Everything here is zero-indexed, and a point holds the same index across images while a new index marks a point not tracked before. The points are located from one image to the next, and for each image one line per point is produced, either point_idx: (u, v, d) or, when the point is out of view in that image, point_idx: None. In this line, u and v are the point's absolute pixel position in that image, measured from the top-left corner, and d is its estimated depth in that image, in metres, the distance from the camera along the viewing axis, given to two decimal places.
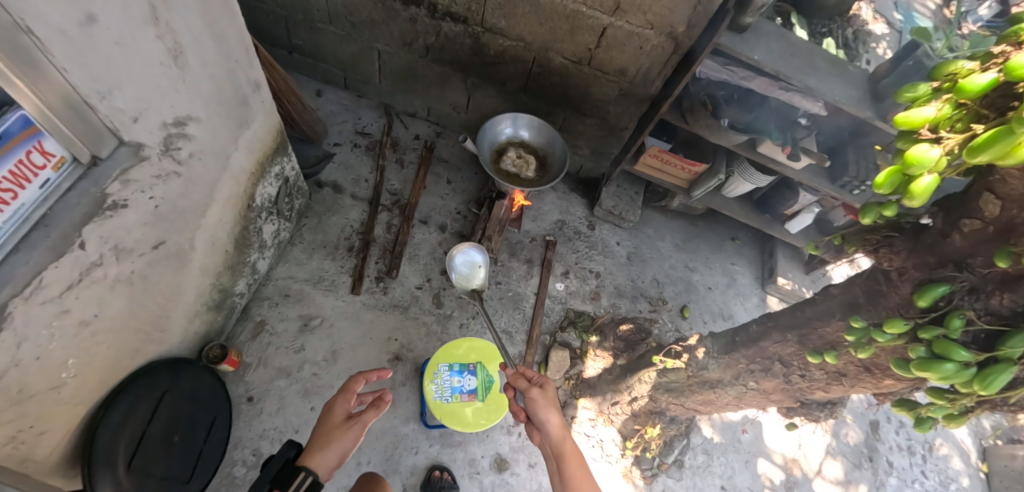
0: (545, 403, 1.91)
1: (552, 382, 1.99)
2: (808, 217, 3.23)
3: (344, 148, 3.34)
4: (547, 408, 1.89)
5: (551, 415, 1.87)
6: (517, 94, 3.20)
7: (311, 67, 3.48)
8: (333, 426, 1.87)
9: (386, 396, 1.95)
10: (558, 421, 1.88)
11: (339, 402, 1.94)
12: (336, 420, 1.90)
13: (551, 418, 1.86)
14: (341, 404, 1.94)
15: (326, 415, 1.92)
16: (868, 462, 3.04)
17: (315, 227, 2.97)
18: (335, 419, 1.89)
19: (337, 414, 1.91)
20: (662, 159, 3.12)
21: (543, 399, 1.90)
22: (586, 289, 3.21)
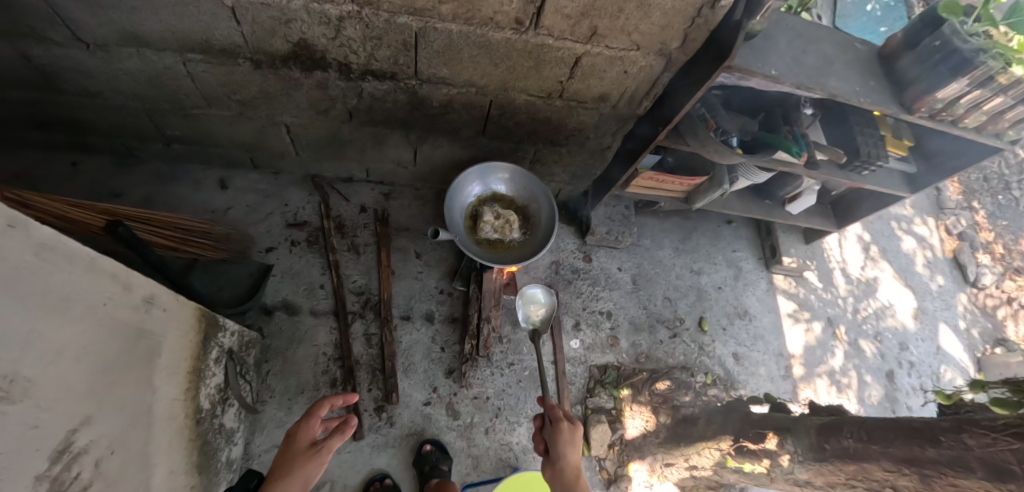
0: (569, 437, 1.91)
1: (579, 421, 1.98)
2: (811, 198, 2.98)
3: (282, 250, 2.72)
4: (569, 440, 1.90)
5: (573, 452, 1.88)
6: (476, 139, 2.58)
7: (205, 155, 2.80)
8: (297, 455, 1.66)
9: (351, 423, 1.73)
10: (577, 457, 1.88)
11: (307, 429, 1.72)
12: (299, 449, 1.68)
13: (570, 452, 1.87)
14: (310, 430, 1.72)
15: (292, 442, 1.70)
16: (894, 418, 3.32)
17: (283, 371, 2.45)
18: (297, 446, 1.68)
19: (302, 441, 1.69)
20: (657, 180, 2.69)
21: (568, 434, 1.91)
22: (602, 337, 2.89)
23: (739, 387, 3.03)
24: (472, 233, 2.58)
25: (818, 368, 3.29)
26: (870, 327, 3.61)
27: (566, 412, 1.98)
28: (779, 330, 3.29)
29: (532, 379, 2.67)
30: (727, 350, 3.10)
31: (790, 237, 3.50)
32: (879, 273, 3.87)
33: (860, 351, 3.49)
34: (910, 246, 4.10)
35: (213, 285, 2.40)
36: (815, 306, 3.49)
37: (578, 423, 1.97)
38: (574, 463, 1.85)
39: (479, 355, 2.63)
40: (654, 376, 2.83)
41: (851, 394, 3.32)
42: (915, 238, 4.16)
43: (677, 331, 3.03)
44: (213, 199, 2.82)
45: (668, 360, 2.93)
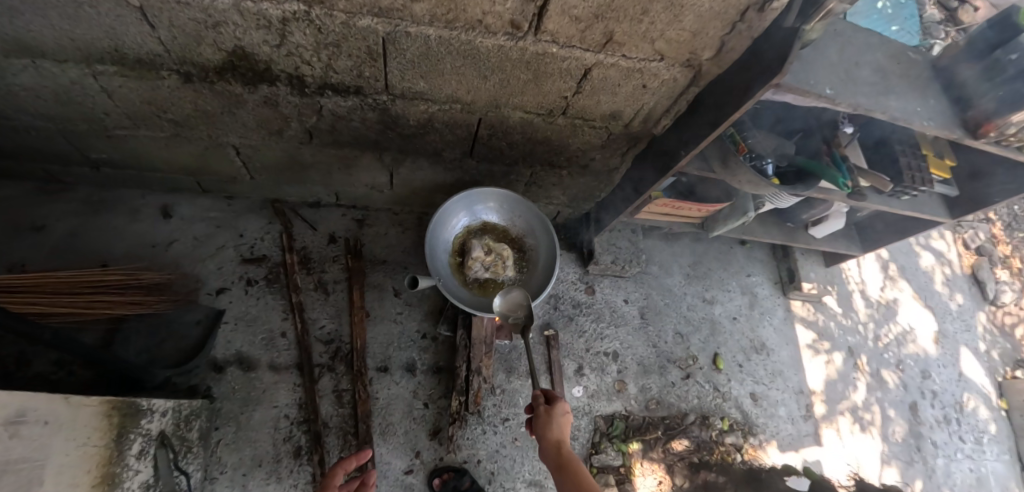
0: (547, 422, 1.61)
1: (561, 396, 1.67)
2: (838, 222, 2.69)
3: (236, 291, 2.31)
4: (547, 426, 1.60)
5: (553, 434, 1.58)
6: (463, 161, 2.18)
7: (144, 180, 2.38)
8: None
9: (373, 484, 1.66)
10: (560, 439, 1.58)
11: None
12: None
13: (550, 437, 1.58)
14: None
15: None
16: (919, 457, 3.05)
17: (236, 440, 2.07)
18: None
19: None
20: (672, 206, 2.34)
21: (545, 419, 1.62)
22: (608, 381, 2.55)
23: (759, 432, 2.71)
24: (459, 272, 2.19)
25: (840, 404, 3.00)
26: (892, 355, 3.34)
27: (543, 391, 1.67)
28: (799, 364, 2.98)
29: (529, 436, 2.34)
30: (745, 389, 2.78)
31: (809, 260, 3.19)
32: (899, 294, 3.60)
33: (883, 382, 3.22)
34: (928, 263, 3.83)
35: (149, 342, 2.00)
36: (835, 334, 3.20)
37: (557, 400, 1.66)
38: (557, 446, 1.56)
39: (469, 412, 2.28)
40: (669, 432, 2.51)
41: (875, 431, 3.03)
42: (933, 253, 3.89)
43: (690, 371, 2.70)
44: (155, 230, 2.38)
45: (681, 405, 2.60)
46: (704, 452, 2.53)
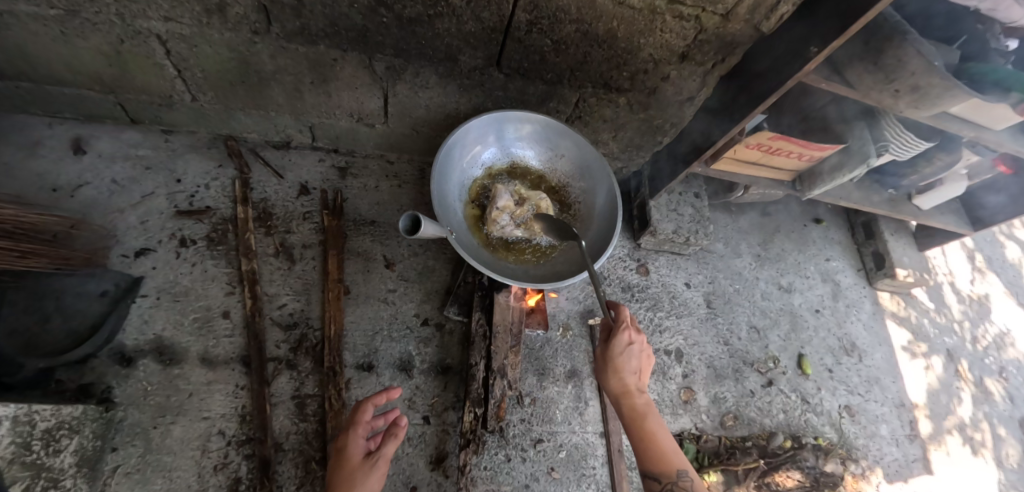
0: (609, 365, 1.24)
1: (624, 327, 1.22)
2: (953, 187, 2.06)
3: (163, 254, 1.64)
4: (608, 370, 1.24)
5: (618, 380, 1.24)
6: (487, 74, 1.57)
7: (45, 99, 1.65)
8: (356, 472, 1.15)
9: (398, 424, 1.22)
10: (627, 381, 1.23)
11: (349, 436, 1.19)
12: (355, 469, 1.15)
13: (615, 383, 1.24)
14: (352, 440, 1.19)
15: (343, 458, 1.17)
16: None
17: (142, 468, 1.39)
18: (348, 463, 1.16)
19: (354, 456, 1.17)
20: (770, 149, 1.71)
21: (605, 364, 1.25)
22: (672, 389, 1.90)
23: (860, 457, 2.04)
24: (479, 228, 1.55)
25: (945, 421, 2.24)
26: (993, 361, 2.51)
27: (606, 317, 1.24)
28: (896, 370, 2.29)
29: (570, 465, 1.67)
30: (838, 401, 2.12)
31: (900, 242, 2.47)
32: (989, 289, 2.76)
33: (990, 395, 2.40)
34: (1015, 256, 2.96)
35: (27, 320, 1.37)
36: (930, 335, 2.46)
37: (618, 335, 1.23)
38: (626, 392, 1.23)
39: (487, 430, 1.62)
40: (772, 461, 1.86)
41: (988, 456, 2.22)
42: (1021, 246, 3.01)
43: (771, 377, 2.06)
44: (60, 168, 1.67)
45: (765, 422, 1.96)
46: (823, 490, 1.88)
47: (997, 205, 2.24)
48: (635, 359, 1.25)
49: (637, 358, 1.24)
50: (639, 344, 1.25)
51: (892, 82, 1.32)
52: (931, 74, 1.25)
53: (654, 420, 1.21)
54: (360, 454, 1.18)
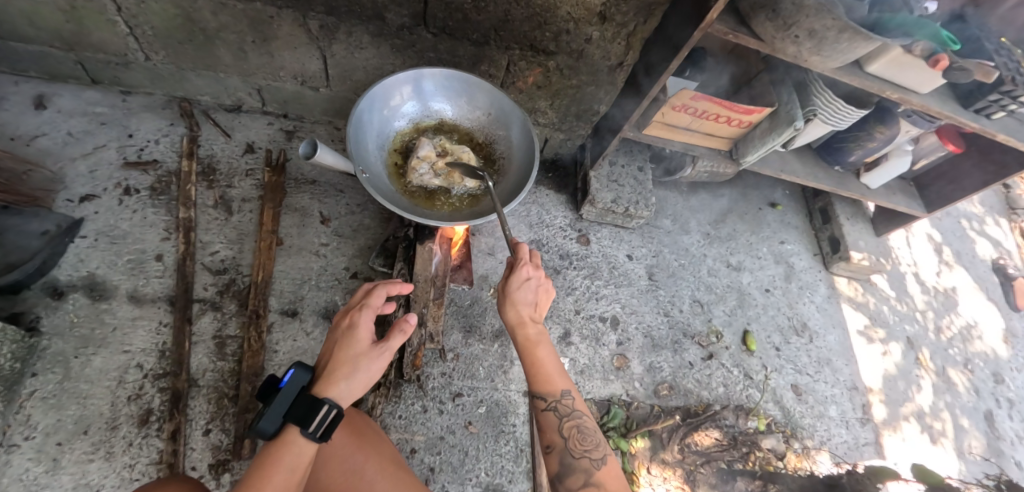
0: (507, 298, 1.23)
1: (522, 264, 1.20)
2: (896, 163, 2.08)
3: (106, 200, 1.72)
4: (505, 302, 1.22)
5: (515, 312, 1.22)
6: (416, 33, 1.66)
7: (11, 57, 1.78)
8: (356, 352, 1.07)
9: (408, 316, 1.11)
10: (522, 313, 1.23)
11: (357, 316, 1.13)
12: (357, 350, 1.07)
13: (511, 315, 1.23)
14: (362, 320, 1.13)
15: (349, 336, 1.10)
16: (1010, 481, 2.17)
17: (58, 394, 1.44)
18: (353, 342, 1.09)
19: (362, 338, 1.09)
20: (694, 111, 1.75)
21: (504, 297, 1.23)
22: (606, 355, 1.89)
23: (805, 436, 1.99)
24: (400, 176, 1.60)
25: (902, 408, 2.21)
26: (958, 352, 2.48)
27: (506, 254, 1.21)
28: (850, 353, 2.25)
29: (489, 421, 1.65)
30: (784, 380, 2.07)
31: (855, 226, 2.46)
32: (957, 281, 2.71)
33: (952, 385, 2.38)
34: (987, 252, 2.90)
35: None
36: (889, 321, 2.44)
37: (516, 271, 1.22)
38: (520, 323, 1.22)
39: (404, 380, 1.62)
40: (693, 422, 1.83)
41: (948, 445, 2.20)
42: (993, 243, 2.95)
43: (712, 351, 2.03)
44: (21, 120, 1.79)
45: (702, 394, 1.92)
46: (743, 450, 1.84)
47: (951, 187, 2.21)
48: (531, 292, 1.25)
49: (534, 292, 1.24)
50: (537, 279, 1.24)
51: (791, 29, 1.35)
52: (823, 17, 1.28)
53: (544, 349, 1.22)
54: (366, 338, 1.10)
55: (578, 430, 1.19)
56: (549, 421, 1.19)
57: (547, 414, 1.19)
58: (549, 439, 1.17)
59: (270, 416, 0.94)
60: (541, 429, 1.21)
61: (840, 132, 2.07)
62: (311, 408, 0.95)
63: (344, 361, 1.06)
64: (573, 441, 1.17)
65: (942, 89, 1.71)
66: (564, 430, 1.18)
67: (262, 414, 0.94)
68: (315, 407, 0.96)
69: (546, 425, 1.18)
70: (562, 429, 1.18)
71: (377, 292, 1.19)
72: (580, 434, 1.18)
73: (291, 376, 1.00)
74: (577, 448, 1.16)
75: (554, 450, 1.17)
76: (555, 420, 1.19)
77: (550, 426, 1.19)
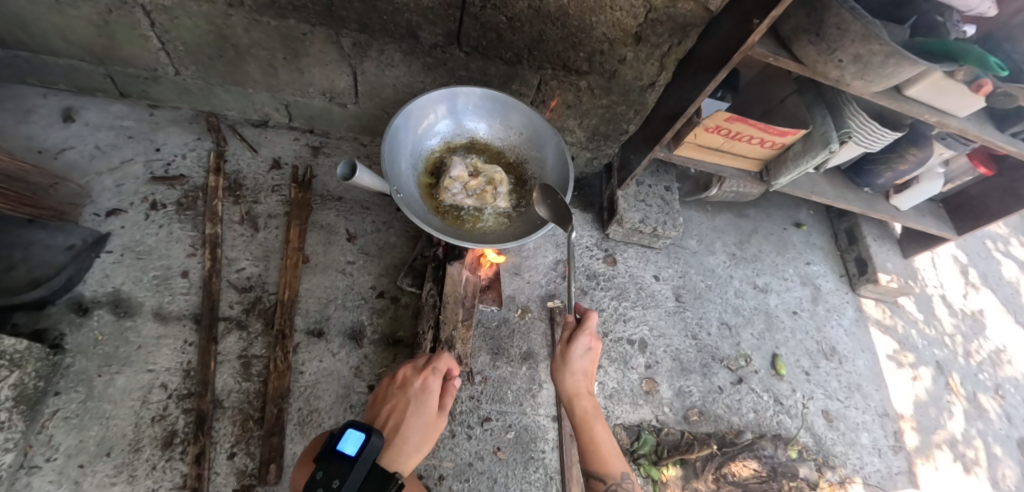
0: (565, 366, 1.29)
1: (585, 330, 1.29)
2: (929, 186, 2.05)
3: (133, 215, 1.70)
4: (563, 368, 1.29)
5: (572, 379, 1.28)
6: (448, 52, 1.65)
7: (41, 69, 1.78)
8: (425, 419, 1.23)
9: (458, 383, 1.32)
10: (579, 383, 1.29)
11: (428, 380, 1.28)
12: (425, 415, 1.23)
13: (568, 384, 1.29)
14: (430, 385, 1.28)
15: (419, 400, 1.24)
16: None
17: (81, 414, 1.40)
18: (421, 408, 1.23)
19: (429, 404, 1.25)
20: (728, 132, 1.73)
21: (561, 362, 1.29)
22: (634, 379, 1.84)
23: (837, 465, 1.93)
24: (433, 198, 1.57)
25: (934, 436, 2.15)
26: (988, 377, 2.43)
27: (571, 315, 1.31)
28: (880, 378, 2.21)
29: (518, 446, 1.61)
30: (815, 406, 2.02)
31: (883, 248, 2.42)
32: (984, 304, 2.67)
33: (983, 411, 2.32)
34: (1012, 274, 2.85)
35: None
36: (918, 346, 2.39)
37: (578, 336, 1.29)
38: (577, 393, 1.28)
39: None
40: (729, 451, 1.79)
41: (982, 474, 2.14)
42: (1018, 264, 2.91)
43: (741, 374, 1.98)
44: (49, 133, 1.78)
45: (733, 420, 1.88)
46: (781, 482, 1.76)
47: (981, 210, 2.18)
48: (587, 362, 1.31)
49: (587, 359, 1.30)
50: (593, 348, 1.31)
51: (834, 53, 1.33)
52: (869, 43, 1.27)
53: (598, 426, 1.25)
54: (434, 406, 1.26)
55: None
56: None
57: None
58: None
59: (348, 485, 0.96)
60: None
61: (871, 154, 2.04)
62: (388, 479, 1.02)
63: (414, 429, 1.21)
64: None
65: (980, 113, 1.69)
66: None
67: (339, 484, 0.95)
68: (389, 481, 1.02)
69: None
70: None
71: (444, 358, 1.35)
72: None
73: (369, 443, 1.01)
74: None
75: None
76: None
77: None
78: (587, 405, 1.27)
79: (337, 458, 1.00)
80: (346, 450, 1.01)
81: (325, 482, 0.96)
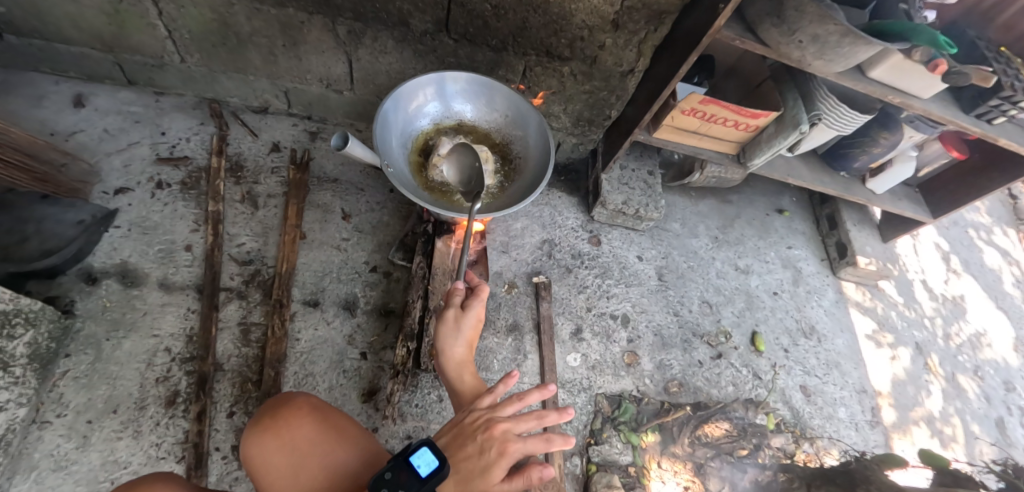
0: (449, 333, 1.22)
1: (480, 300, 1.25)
2: (902, 169, 2.14)
3: (139, 193, 1.80)
4: (451, 339, 1.22)
5: (457, 346, 1.23)
6: (437, 39, 1.75)
7: (54, 57, 1.89)
8: (480, 478, 0.90)
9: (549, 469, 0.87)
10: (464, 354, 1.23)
11: (505, 448, 0.93)
12: (487, 479, 0.89)
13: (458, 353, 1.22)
14: (509, 452, 0.92)
15: (486, 459, 0.92)
16: None
17: (90, 375, 1.50)
18: (485, 469, 0.91)
19: (496, 468, 0.91)
20: (703, 115, 1.83)
21: (448, 328, 1.23)
22: (616, 352, 1.92)
23: (814, 437, 2.00)
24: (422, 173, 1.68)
25: (912, 412, 2.22)
26: (967, 359, 2.49)
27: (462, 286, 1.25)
28: (858, 357, 2.27)
29: None
30: (793, 381, 2.10)
31: (862, 232, 2.50)
32: (965, 289, 2.74)
33: (961, 391, 2.38)
34: (994, 261, 2.92)
35: (8, 238, 1.52)
36: (897, 327, 2.46)
37: (472, 307, 1.24)
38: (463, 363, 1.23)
39: (422, 370, 1.67)
40: (704, 415, 1.88)
41: (958, 450, 2.20)
42: (1000, 252, 2.97)
43: (721, 350, 2.06)
44: (61, 117, 1.89)
45: (712, 392, 1.95)
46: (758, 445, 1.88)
47: (955, 194, 2.26)
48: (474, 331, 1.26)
49: (474, 327, 1.25)
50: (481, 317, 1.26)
51: (795, 34, 1.43)
52: (826, 23, 1.36)
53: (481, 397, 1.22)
54: (497, 477, 0.90)
55: None
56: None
57: None
58: None
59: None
60: None
61: (845, 139, 2.13)
62: None
63: (467, 481, 0.90)
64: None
65: (943, 95, 1.78)
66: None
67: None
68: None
69: None
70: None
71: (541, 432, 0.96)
72: None
73: (439, 476, 0.85)
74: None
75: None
76: None
77: None
78: (470, 373, 1.23)
79: (408, 468, 0.85)
80: (418, 466, 0.86)
81: (386, 486, 0.83)
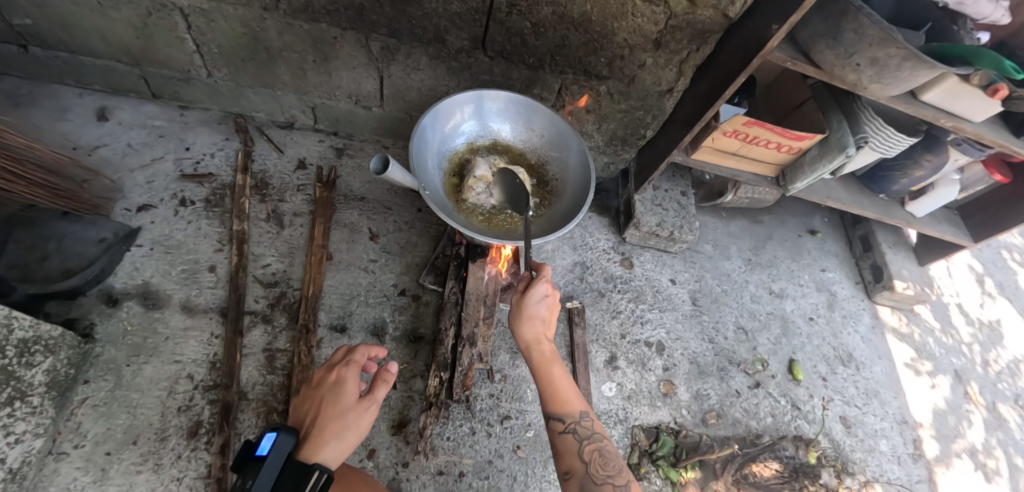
0: (520, 313, 1.23)
1: (538, 282, 1.23)
2: (946, 193, 2.08)
3: (162, 211, 1.75)
4: (518, 320, 1.24)
5: (527, 324, 1.24)
6: (473, 56, 1.70)
7: (78, 70, 1.84)
8: (342, 409, 1.10)
9: (390, 368, 1.19)
10: (535, 331, 1.23)
11: (343, 373, 1.18)
12: (345, 404, 1.11)
13: (524, 332, 1.24)
14: (348, 378, 1.17)
15: (335, 392, 1.14)
16: None
17: (109, 402, 1.43)
18: (338, 400, 1.12)
19: (348, 395, 1.13)
20: (745, 137, 1.77)
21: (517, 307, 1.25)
22: (652, 381, 1.84)
23: (857, 471, 1.91)
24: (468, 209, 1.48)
25: (954, 444, 2.12)
26: (1007, 387, 2.40)
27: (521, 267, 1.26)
28: (897, 385, 2.19)
29: (536, 445, 1.61)
30: (833, 411, 2.01)
31: (898, 255, 2.43)
32: (1001, 313, 2.65)
33: (1003, 421, 2.29)
34: None
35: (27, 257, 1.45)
36: (935, 354, 2.37)
37: (531, 287, 1.24)
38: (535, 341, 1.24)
39: (453, 401, 1.60)
40: (749, 452, 1.80)
41: (1004, 485, 2.10)
42: None
43: (759, 379, 1.98)
44: (83, 130, 1.84)
45: (751, 423, 1.87)
46: (803, 482, 1.79)
47: (996, 218, 2.20)
48: (542, 309, 1.25)
49: (545, 307, 1.25)
50: (553, 302, 1.27)
51: (853, 56, 1.37)
52: (887, 46, 1.30)
53: (557, 369, 1.22)
54: (353, 393, 1.14)
55: (600, 453, 1.14)
56: (568, 445, 1.15)
57: (565, 437, 1.16)
58: (567, 463, 1.13)
59: (258, 489, 0.88)
60: (560, 457, 1.15)
61: (885, 163, 2.07)
62: (305, 474, 0.95)
63: (330, 419, 1.08)
64: (594, 466, 1.12)
65: (995, 119, 1.71)
66: (585, 455, 1.13)
67: (248, 486, 0.88)
68: (308, 473, 0.95)
69: (564, 448, 1.14)
70: (582, 453, 1.13)
71: (364, 348, 1.23)
72: (602, 458, 1.12)
73: (278, 439, 0.96)
74: (598, 474, 1.10)
75: (573, 476, 1.12)
76: (574, 443, 1.15)
77: (568, 449, 1.15)
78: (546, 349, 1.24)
79: (250, 462, 0.94)
80: (261, 450, 0.95)
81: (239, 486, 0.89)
